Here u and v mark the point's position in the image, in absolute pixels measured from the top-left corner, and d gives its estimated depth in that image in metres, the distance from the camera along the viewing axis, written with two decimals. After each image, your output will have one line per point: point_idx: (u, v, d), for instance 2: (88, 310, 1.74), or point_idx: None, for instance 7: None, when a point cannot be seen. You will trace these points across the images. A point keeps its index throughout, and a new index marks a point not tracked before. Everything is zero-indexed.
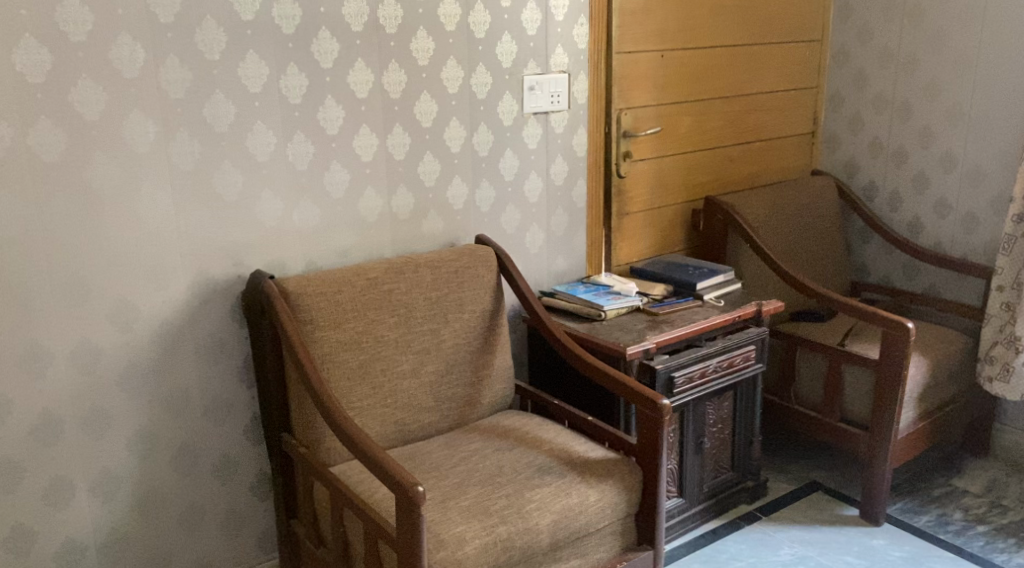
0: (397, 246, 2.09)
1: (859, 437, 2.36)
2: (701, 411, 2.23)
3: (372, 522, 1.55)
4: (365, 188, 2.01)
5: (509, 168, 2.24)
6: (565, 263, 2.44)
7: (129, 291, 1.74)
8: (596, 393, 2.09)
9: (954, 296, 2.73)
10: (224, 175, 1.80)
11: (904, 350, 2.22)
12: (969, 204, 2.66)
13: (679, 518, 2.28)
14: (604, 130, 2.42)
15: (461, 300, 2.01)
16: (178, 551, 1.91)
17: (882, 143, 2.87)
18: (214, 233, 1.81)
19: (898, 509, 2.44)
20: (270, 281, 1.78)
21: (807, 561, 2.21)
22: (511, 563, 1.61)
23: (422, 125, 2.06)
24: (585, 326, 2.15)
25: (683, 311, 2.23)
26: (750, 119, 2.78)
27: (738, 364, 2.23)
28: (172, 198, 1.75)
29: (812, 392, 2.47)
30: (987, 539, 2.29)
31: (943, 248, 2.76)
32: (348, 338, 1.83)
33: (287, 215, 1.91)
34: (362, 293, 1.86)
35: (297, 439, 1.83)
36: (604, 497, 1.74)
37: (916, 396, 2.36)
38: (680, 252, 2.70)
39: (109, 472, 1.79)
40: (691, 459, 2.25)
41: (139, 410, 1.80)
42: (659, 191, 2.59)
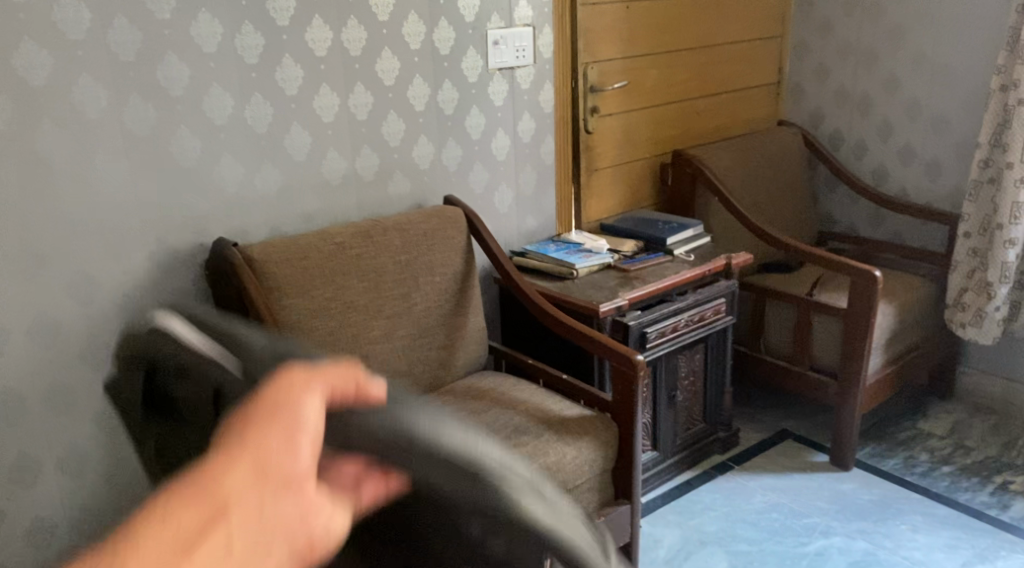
0: (363, 209, 2.05)
1: (829, 385, 2.40)
2: (674, 365, 2.24)
3: None
4: (328, 149, 1.96)
5: (476, 126, 2.20)
6: (534, 221, 2.42)
7: (88, 263, 1.69)
8: (570, 351, 2.08)
9: (920, 243, 2.76)
10: (181, 141, 1.74)
11: (872, 298, 2.24)
12: (933, 151, 2.68)
13: (654, 470, 2.30)
14: (571, 85, 2.38)
15: (431, 263, 1.98)
16: None
17: (848, 92, 2.87)
18: (174, 201, 1.76)
19: (866, 454, 2.49)
20: (234, 249, 1.74)
21: (779, 507, 2.25)
22: None
23: (384, 83, 2.01)
24: (557, 285, 2.13)
25: (654, 266, 2.23)
26: (716, 70, 2.75)
27: (709, 317, 2.24)
28: (127, 166, 1.69)
29: (781, 342, 2.50)
30: (952, 479, 2.35)
31: (908, 195, 2.78)
32: (317, 305, 1.80)
33: (248, 180, 1.85)
34: (330, 259, 1.83)
35: None
36: (581, 454, 1.75)
37: (883, 343, 2.39)
38: (649, 207, 2.69)
39: (77, 449, 1.75)
40: (664, 412, 2.27)
41: (105, 384, 1.76)
42: (627, 146, 2.56)
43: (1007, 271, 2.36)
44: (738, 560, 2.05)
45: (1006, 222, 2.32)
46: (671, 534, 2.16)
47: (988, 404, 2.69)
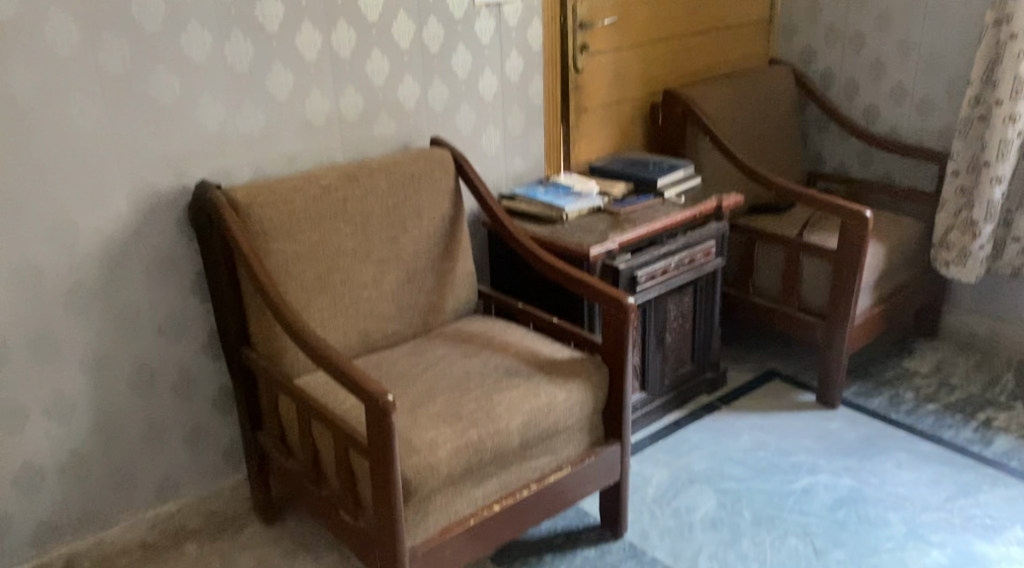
0: (348, 151, 2.01)
1: (817, 325, 2.41)
2: (663, 307, 2.24)
3: (341, 432, 1.53)
4: (311, 89, 1.90)
5: (463, 65, 2.15)
6: (523, 163, 2.38)
7: (66, 207, 1.65)
8: (560, 294, 2.07)
9: (909, 183, 2.75)
10: (159, 80, 1.68)
11: (862, 239, 2.23)
12: (925, 89, 2.65)
13: (642, 411, 2.32)
14: (560, 22, 2.32)
15: (419, 206, 1.95)
16: (143, 469, 1.89)
17: (840, 29, 2.82)
18: (154, 142, 1.71)
19: (852, 393, 2.51)
20: (217, 191, 1.70)
21: (766, 446, 2.28)
22: (482, 463, 1.61)
23: (368, 20, 1.94)
24: (547, 228, 2.11)
25: (644, 208, 2.21)
26: (707, 7, 2.69)
27: (699, 259, 2.23)
28: (103, 107, 1.63)
29: (770, 284, 2.50)
30: (936, 416, 2.38)
31: (899, 134, 2.75)
32: (304, 249, 1.77)
33: (229, 120, 1.80)
34: (316, 202, 1.79)
35: (257, 353, 1.79)
36: (572, 396, 1.75)
37: (872, 283, 2.40)
38: (638, 148, 2.65)
39: (63, 396, 1.74)
40: (653, 354, 2.28)
41: (89, 330, 1.73)
42: (617, 85, 2.52)
43: (993, 210, 2.36)
44: (726, 498, 2.08)
45: (993, 159, 2.32)
46: (660, 473, 2.18)
47: (973, 343, 2.71)
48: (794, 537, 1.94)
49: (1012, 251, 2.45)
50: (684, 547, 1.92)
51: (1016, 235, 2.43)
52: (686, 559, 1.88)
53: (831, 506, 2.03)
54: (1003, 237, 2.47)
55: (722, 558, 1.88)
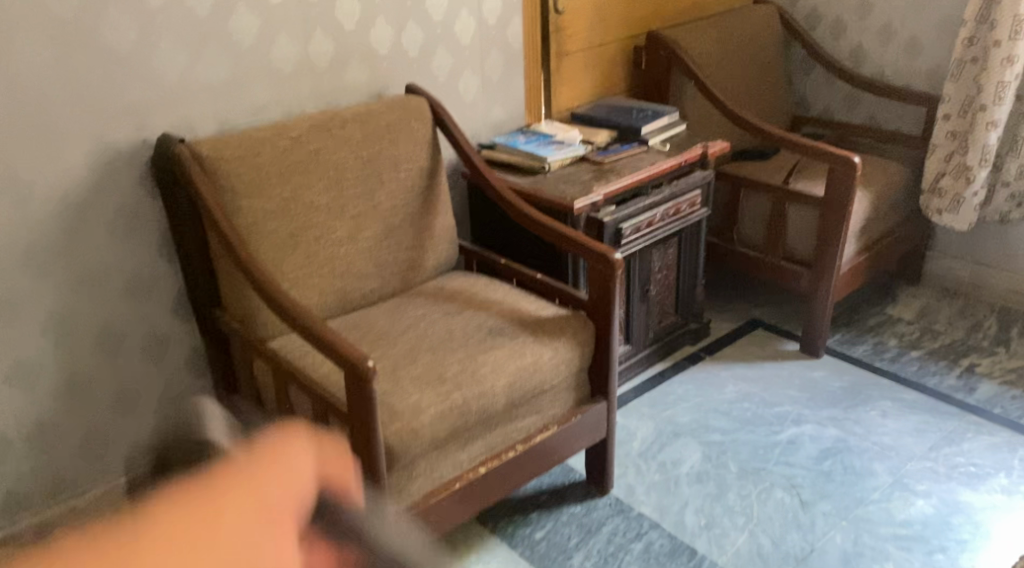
0: (319, 100, 1.91)
1: (802, 275, 2.37)
2: (648, 259, 2.19)
3: (321, 398, 1.48)
4: (278, 34, 1.79)
5: (438, 6, 2.04)
6: (502, 111, 2.29)
7: (19, 162, 1.54)
8: (543, 248, 2.01)
9: (896, 127, 2.69)
10: (113, 25, 1.57)
11: (850, 186, 2.18)
12: (914, 29, 2.58)
13: (626, 364, 2.28)
14: None
15: (396, 158, 1.86)
16: (114, 434, 1.82)
17: None
18: (110, 93, 1.60)
19: (837, 341, 2.50)
20: (180, 145, 1.60)
21: (751, 397, 2.26)
22: (467, 426, 1.57)
23: None
24: (529, 180, 2.04)
25: (628, 157, 2.14)
26: None
27: (684, 210, 2.17)
28: (53, 55, 1.52)
29: (755, 232, 2.46)
30: (920, 364, 2.37)
31: (886, 76, 2.69)
32: (275, 206, 1.69)
33: (191, 68, 1.69)
34: (286, 156, 1.70)
35: (230, 315, 1.72)
36: (557, 355, 1.70)
37: (858, 231, 2.36)
38: (621, 93, 2.57)
39: (26, 361, 1.66)
40: (637, 306, 2.23)
41: (50, 292, 1.65)
42: (599, 27, 2.41)
43: (987, 154, 2.31)
44: (711, 450, 2.06)
45: (991, 104, 2.25)
46: (645, 426, 2.15)
47: (956, 288, 2.70)
48: (780, 489, 1.93)
49: (1000, 196, 2.42)
50: (670, 501, 1.90)
51: (1005, 180, 2.39)
52: (672, 514, 1.86)
53: (817, 457, 2.02)
54: (993, 181, 2.43)
55: (709, 512, 1.87)
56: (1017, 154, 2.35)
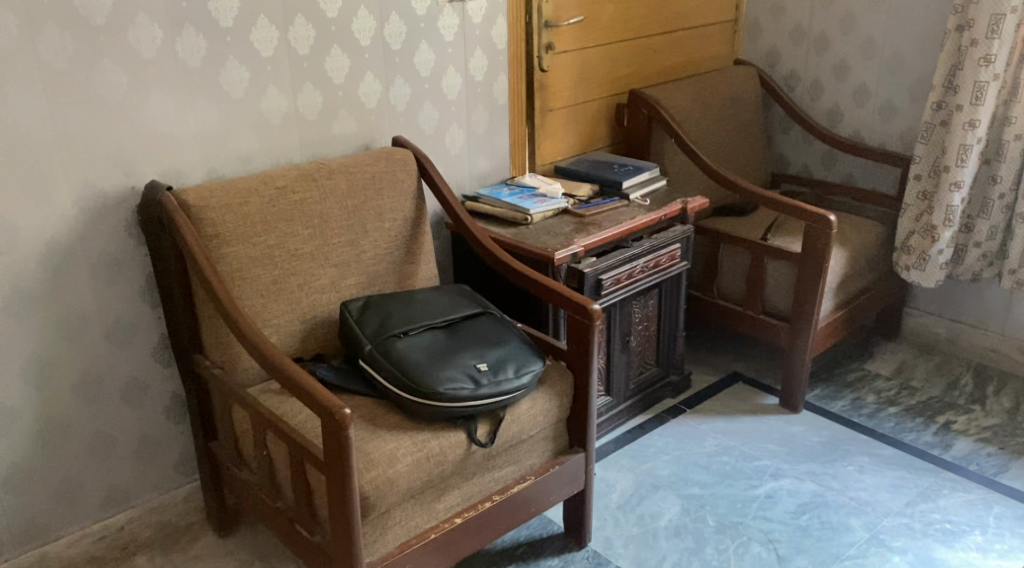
0: (307, 150, 1.95)
1: (780, 328, 2.40)
2: (628, 311, 2.21)
3: (297, 445, 1.48)
4: (268, 86, 1.84)
5: (425, 63, 2.09)
6: (487, 164, 2.33)
7: (5, 206, 1.56)
8: (524, 299, 2.04)
9: (871, 186, 2.76)
10: (105, 74, 1.61)
11: (825, 243, 2.23)
12: (888, 92, 2.66)
13: (607, 415, 2.29)
14: (525, 20, 2.28)
15: (380, 209, 1.90)
16: (90, 479, 1.81)
17: (804, 30, 2.82)
18: (99, 141, 1.63)
19: (815, 396, 2.52)
20: (167, 193, 1.63)
21: (730, 451, 2.27)
22: (443, 474, 1.57)
23: (326, 15, 1.88)
24: (511, 231, 2.07)
25: (609, 211, 2.18)
26: (673, 7, 2.67)
27: (664, 263, 2.21)
28: (44, 103, 1.55)
29: (735, 286, 2.49)
30: (897, 420, 2.39)
31: (862, 137, 2.76)
32: (259, 253, 1.71)
33: (181, 117, 1.73)
34: (272, 204, 1.73)
35: (211, 360, 1.73)
36: (535, 405, 1.71)
37: (834, 287, 2.40)
38: (604, 149, 2.62)
39: (4, 404, 1.66)
40: (617, 358, 2.25)
41: (32, 336, 1.66)
42: (582, 85, 2.48)
43: (952, 216, 2.36)
44: (690, 504, 2.06)
45: (953, 165, 2.32)
46: (624, 479, 2.16)
47: (933, 345, 2.74)
48: (757, 544, 1.93)
49: (972, 256, 2.46)
50: (648, 555, 1.90)
51: (976, 240, 2.44)
52: None
53: (795, 512, 2.03)
54: (964, 241, 2.48)
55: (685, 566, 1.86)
56: (987, 216, 2.41)
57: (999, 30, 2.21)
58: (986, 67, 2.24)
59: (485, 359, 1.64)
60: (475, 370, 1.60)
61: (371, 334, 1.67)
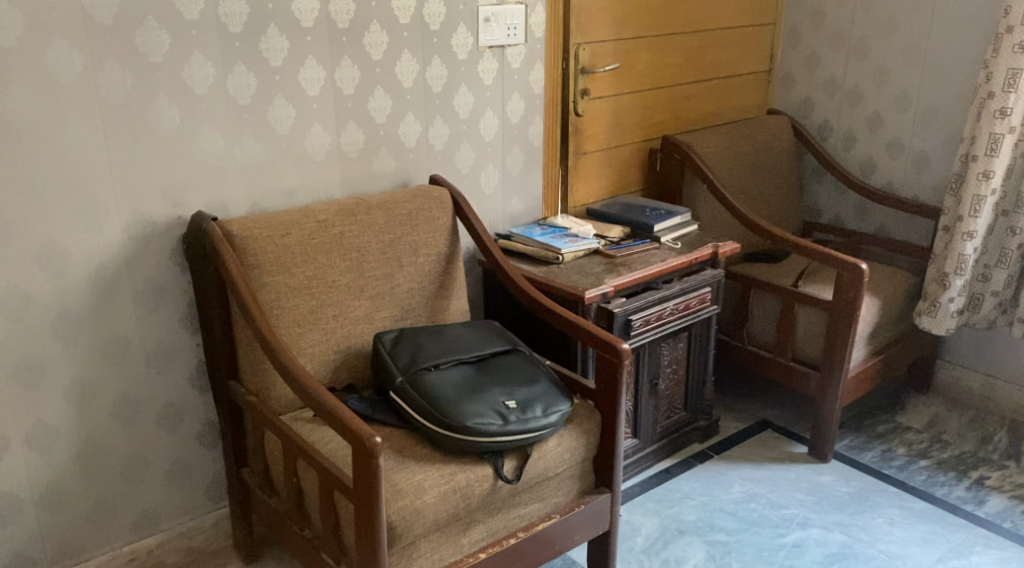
0: (347, 186, 2.00)
1: (810, 376, 2.39)
2: (657, 353, 2.22)
3: (327, 473, 1.50)
4: (313, 124, 1.90)
5: (464, 105, 2.16)
6: (520, 204, 2.38)
7: (59, 232, 1.63)
8: (554, 337, 2.06)
9: (904, 237, 2.76)
10: (159, 109, 1.68)
11: (857, 291, 2.23)
12: (921, 144, 2.67)
13: (634, 457, 2.29)
14: (562, 66, 2.34)
15: (415, 244, 1.94)
16: (122, 502, 1.85)
17: (838, 82, 2.85)
18: (150, 172, 1.70)
19: (845, 446, 2.49)
20: (212, 223, 1.68)
21: (757, 498, 2.25)
22: (469, 508, 1.59)
23: (372, 58, 1.95)
24: (543, 270, 2.11)
25: (640, 253, 2.20)
26: (708, 56, 2.72)
27: (694, 306, 2.22)
28: (101, 135, 1.63)
29: (765, 332, 2.49)
30: (929, 473, 2.36)
31: (895, 188, 2.77)
32: (298, 283, 1.76)
33: (229, 151, 1.79)
34: (312, 237, 1.78)
35: (246, 388, 1.76)
36: (562, 442, 1.72)
37: (866, 336, 2.40)
38: (636, 192, 2.66)
39: (46, 424, 1.70)
40: (646, 400, 2.25)
41: (76, 358, 1.71)
42: (616, 130, 2.53)
43: (964, 264, 2.36)
44: (715, 550, 2.04)
45: (965, 215, 2.33)
46: (649, 522, 2.14)
47: (966, 400, 2.70)
48: None
49: (988, 304, 2.46)
50: None
51: (994, 289, 2.44)
52: None
53: (822, 562, 2.00)
54: (981, 290, 2.47)
55: None
56: (1004, 266, 2.40)
57: (1015, 83, 2.23)
58: (1001, 119, 2.26)
59: (513, 397, 1.66)
60: (504, 407, 1.62)
61: (402, 366, 1.70)
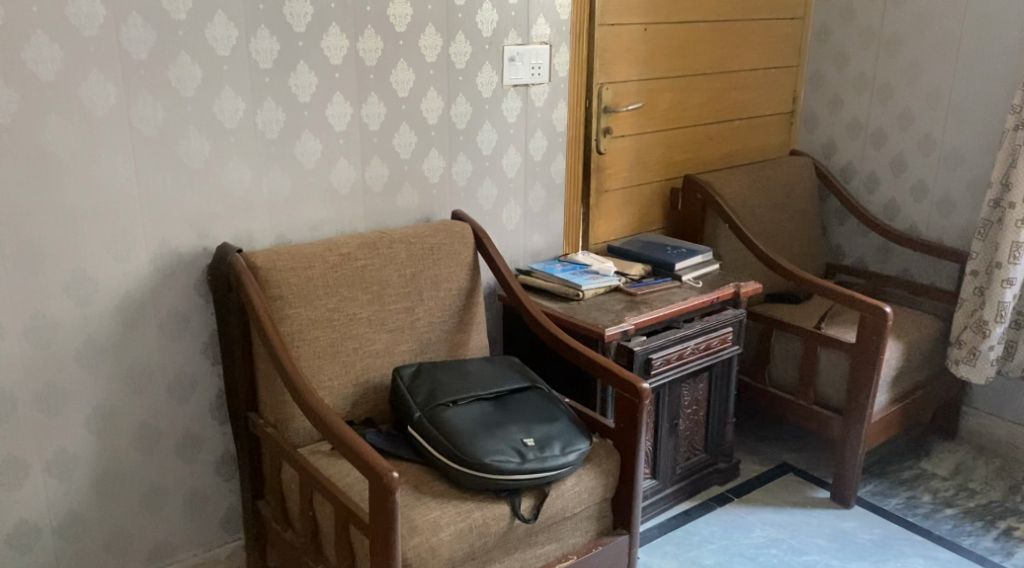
0: (370, 220, 2.02)
1: (833, 420, 2.36)
2: (677, 393, 2.20)
3: (343, 508, 1.49)
4: (339, 158, 1.93)
5: (488, 142, 2.18)
6: (541, 241, 2.39)
7: (87, 261, 1.65)
8: (574, 374, 2.05)
9: (928, 280, 2.73)
10: (189, 142, 1.71)
11: (881, 334, 2.20)
12: (946, 188, 2.66)
13: (652, 499, 2.26)
14: (585, 104, 2.36)
15: (436, 278, 1.95)
16: (139, 532, 1.84)
17: (861, 124, 2.85)
18: (178, 203, 1.73)
19: (868, 492, 2.45)
20: (237, 255, 1.70)
21: (778, 544, 2.21)
22: (485, 547, 1.57)
23: (398, 94, 1.98)
24: (563, 307, 2.11)
25: (661, 292, 2.20)
26: (731, 97, 2.74)
27: (715, 345, 2.21)
28: (132, 166, 1.66)
29: (786, 374, 2.47)
30: (955, 522, 2.31)
31: (920, 231, 2.75)
32: (320, 315, 1.77)
33: (256, 184, 1.82)
34: (334, 269, 1.79)
35: (265, 419, 1.77)
36: (580, 482, 1.71)
37: (890, 380, 2.36)
38: (657, 231, 2.66)
39: (66, 452, 1.71)
40: (665, 440, 2.23)
41: (98, 386, 1.72)
42: (638, 168, 2.54)
43: (1004, 311, 2.33)
44: None
45: (1005, 262, 2.31)
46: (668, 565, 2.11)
47: (993, 448, 2.64)
48: None
49: None
50: None
51: None
52: None
53: None
54: (1014, 337, 2.46)
55: None
56: None
57: None
58: None
59: (532, 434, 1.65)
60: (522, 444, 1.61)
61: (420, 402, 1.69)
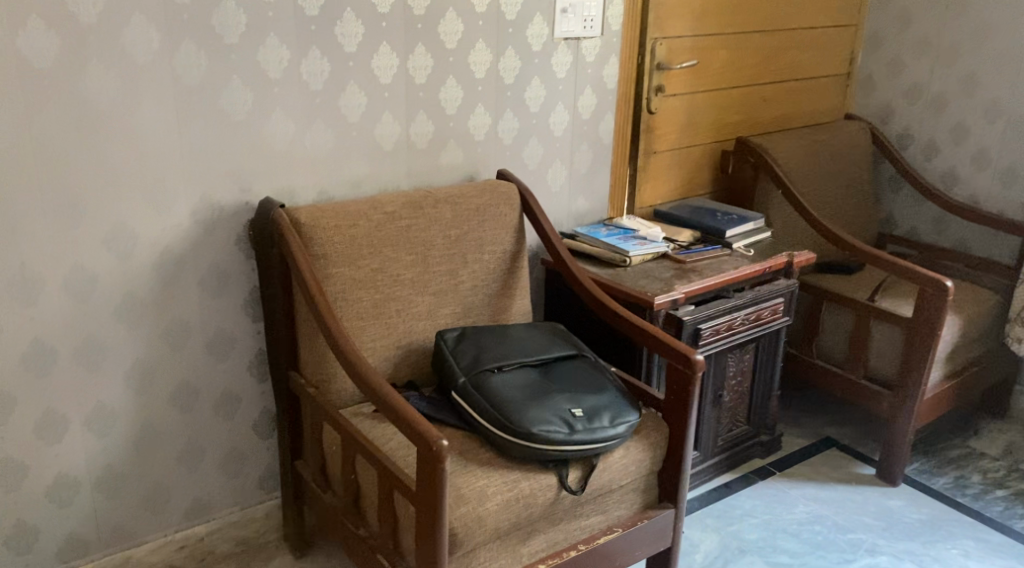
0: (414, 179, 1.95)
1: (883, 396, 2.28)
2: (724, 364, 2.13)
3: (388, 474, 1.45)
4: (384, 113, 1.85)
5: (536, 98, 2.09)
6: (587, 203, 2.31)
7: (128, 214, 1.61)
8: (620, 343, 1.99)
9: (986, 254, 2.62)
10: (232, 92, 1.64)
11: (941, 309, 2.11)
12: (1010, 157, 2.53)
13: (693, 471, 2.20)
14: (637, 61, 2.26)
15: (481, 241, 1.88)
16: (176, 488, 1.82)
17: (922, 88, 2.72)
18: (220, 156, 1.67)
19: (915, 470, 2.38)
20: (280, 211, 1.65)
21: (822, 520, 2.15)
22: (531, 518, 1.53)
23: (445, 46, 1.89)
24: (609, 273, 2.04)
25: (711, 260, 2.12)
26: (787, 57, 2.62)
27: (765, 316, 2.13)
28: (174, 117, 1.60)
29: (835, 347, 2.39)
30: (1006, 504, 2.24)
31: (979, 202, 2.64)
32: (363, 275, 1.71)
33: (298, 137, 1.75)
34: (379, 228, 1.73)
35: (306, 379, 1.73)
36: (628, 454, 1.65)
37: (945, 355, 2.28)
38: (705, 196, 2.57)
39: (105, 407, 1.68)
40: (709, 412, 2.16)
41: (137, 342, 1.68)
42: (688, 130, 2.44)
43: None
44: None
45: None
46: (709, 539, 2.06)
47: None
48: None
49: None
50: None
51: None
52: None
53: None
54: None
55: None
56: None
57: None
58: None
59: (579, 404, 1.59)
60: (569, 414, 1.56)
61: (465, 366, 1.64)
